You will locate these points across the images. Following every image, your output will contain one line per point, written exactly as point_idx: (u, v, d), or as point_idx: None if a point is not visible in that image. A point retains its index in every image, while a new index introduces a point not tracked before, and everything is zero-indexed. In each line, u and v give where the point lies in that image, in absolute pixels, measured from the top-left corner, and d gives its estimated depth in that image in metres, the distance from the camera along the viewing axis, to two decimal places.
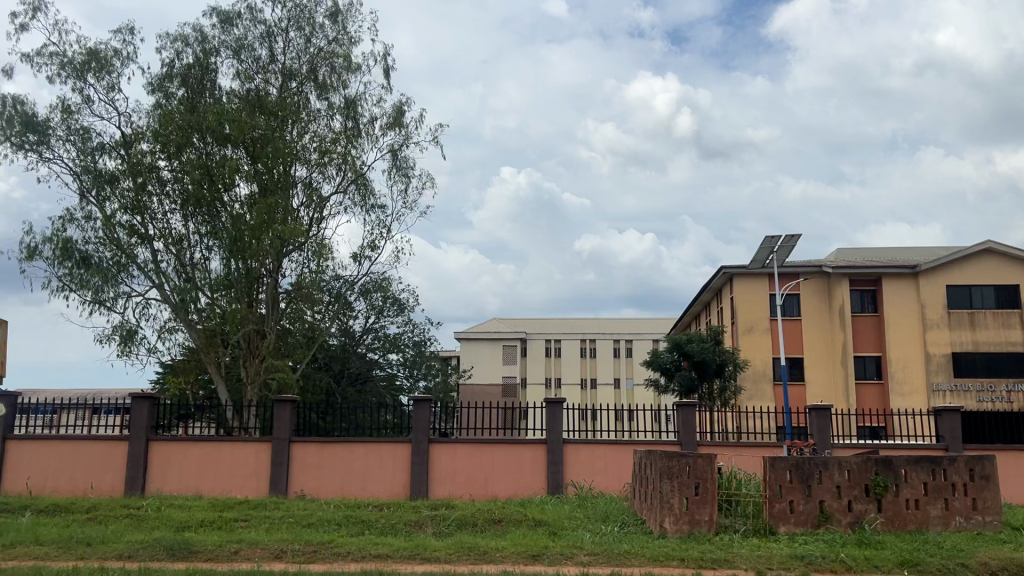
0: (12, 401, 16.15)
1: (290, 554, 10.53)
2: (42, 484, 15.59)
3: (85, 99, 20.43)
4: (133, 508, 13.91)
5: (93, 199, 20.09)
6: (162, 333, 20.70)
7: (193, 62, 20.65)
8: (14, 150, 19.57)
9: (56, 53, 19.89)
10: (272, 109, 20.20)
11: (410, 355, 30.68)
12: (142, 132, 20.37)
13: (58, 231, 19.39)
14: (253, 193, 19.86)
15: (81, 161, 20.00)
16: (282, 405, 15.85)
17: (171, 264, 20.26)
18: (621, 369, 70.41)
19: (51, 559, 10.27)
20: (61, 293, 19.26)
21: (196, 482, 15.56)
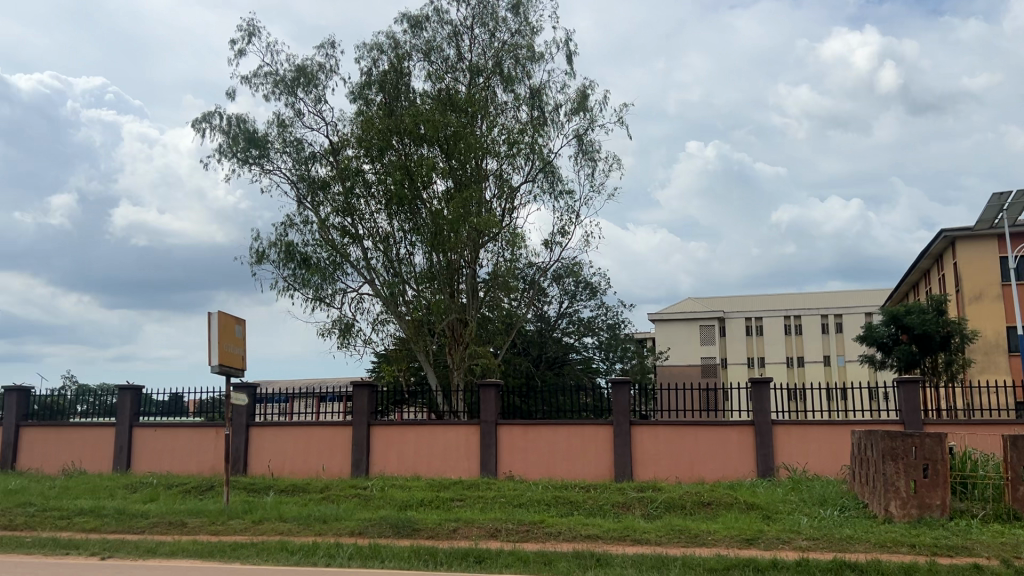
0: (252, 392, 17.89)
1: (505, 533, 10.93)
2: (281, 467, 17.15)
3: (296, 112, 22.14)
4: (361, 488, 15.03)
5: (309, 204, 21.80)
6: (375, 325, 22.10)
7: (388, 68, 21.77)
8: (241, 164, 21.60)
9: (270, 72, 21.70)
10: (462, 107, 20.89)
11: (606, 338, 30.77)
12: (347, 139, 21.80)
13: (281, 235, 21.23)
14: (449, 189, 20.67)
15: (298, 170, 21.79)
16: (487, 390, 16.45)
17: (380, 260, 21.53)
18: (831, 345, 66.62)
19: (294, 534, 11.32)
20: (288, 292, 21.09)
21: (413, 464, 16.51)
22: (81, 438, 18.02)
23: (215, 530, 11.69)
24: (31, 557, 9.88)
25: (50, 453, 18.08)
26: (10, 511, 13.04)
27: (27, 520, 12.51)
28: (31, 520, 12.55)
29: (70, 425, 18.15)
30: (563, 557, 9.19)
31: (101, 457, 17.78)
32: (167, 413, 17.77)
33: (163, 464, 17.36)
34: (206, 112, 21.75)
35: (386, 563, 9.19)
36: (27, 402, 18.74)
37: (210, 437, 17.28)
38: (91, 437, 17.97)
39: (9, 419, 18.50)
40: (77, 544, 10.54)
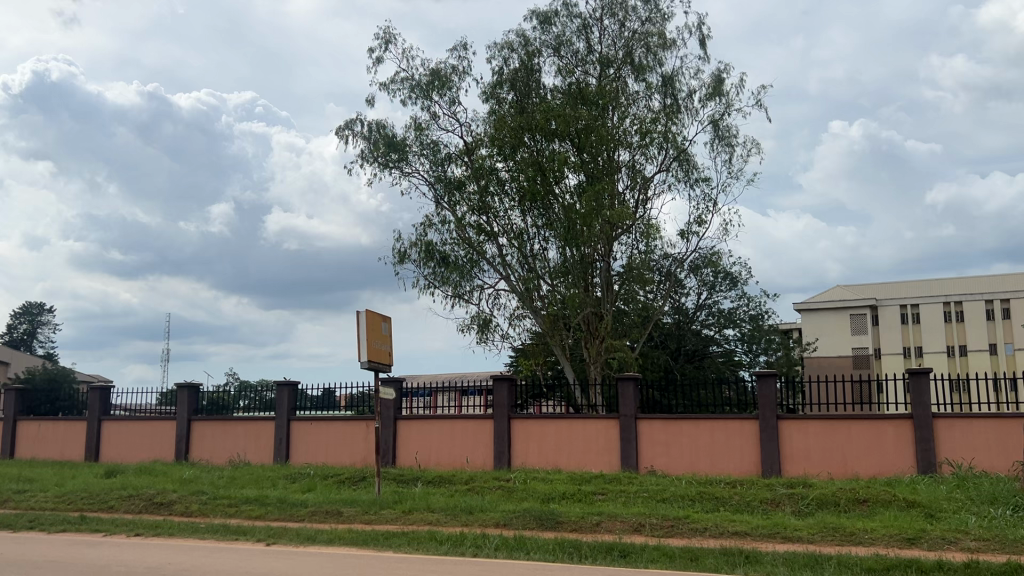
0: (398, 386, 18.56)
1: (649, 528, 10.85)
2: (427, 458, 17.70)
3: (432, 115, 22.75)
4: (504, 480, 15.30)
5: (446, 204, 22.35)
6: (512, 320, 22.43)
7: (519, 66, 22.00)
8: (381, 168, 22.43)
9: (406, 78, 22.41)
10: (593, 100, 20.82)
11: (748, 330, 29.86)
12: (481, 139, 22.19)
13: (421, 235, 21.90)
14: (581, 182, 20.65)
15: (435, 172, 22.40)
16: (626, 383, 16.34)
17: (515, 257, 21.79)
18: (998, 333, 61.96)
19: (442, 524, 11.68)
20: (428, 290, 21.74)
21: (555, 457, 16.65)
22: (244, 431, 19.26)
23: (368, 519, 12.23)
24: (207, 542, 10.69)
25: (217, 445, 19.42)
26: (186, 499, 14.15)
27: (201, 507, 13.53)
28: (204, 507, 13.57)
29: (235, 419, 19.42)
30: (711, 554, 9.00)
31: (262, 449, 18.96)
32: (319, 407, 18.77)
33: (318, 456, 18.31)
34: (348, 120, 22.71)
35: (531, 554, 9.33)
36: (196, 397, 20.10)
37: (360, 430, 18.11)
38: (253, 430, 19.19)
39: (182, 413, 19.87)
40: (245, 531, 11.31)
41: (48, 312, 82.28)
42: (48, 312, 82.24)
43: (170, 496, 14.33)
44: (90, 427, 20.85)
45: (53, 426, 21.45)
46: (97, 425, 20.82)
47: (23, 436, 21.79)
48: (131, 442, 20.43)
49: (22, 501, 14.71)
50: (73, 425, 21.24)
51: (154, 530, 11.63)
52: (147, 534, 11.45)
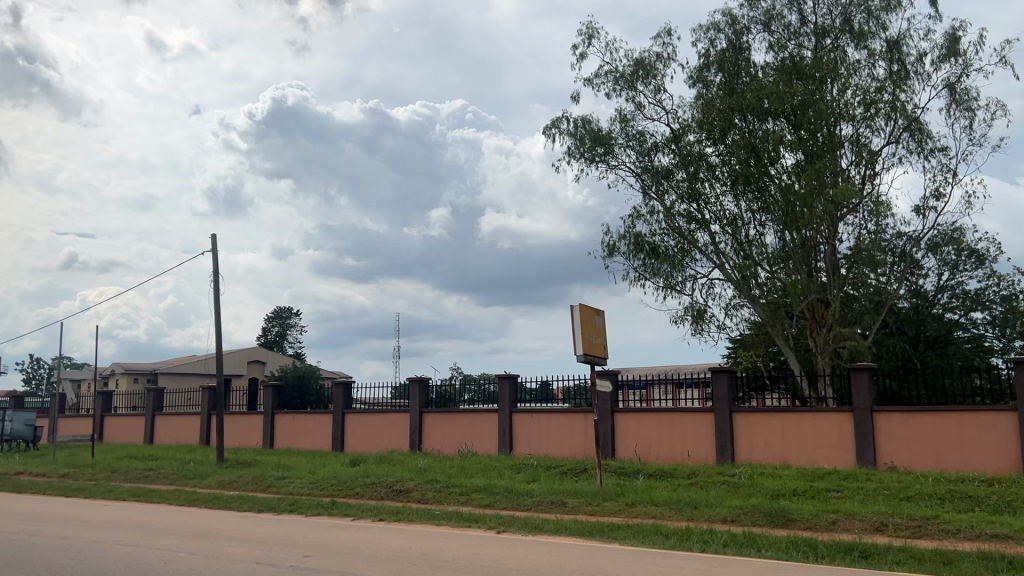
0: (615, 379, 18.60)
1: (893, 528, 10.09)
2: (647, 452, 17.57)
3: (637, 105, 22.56)
4: (729, 475, 14.86)
5: (654, 194, 22.07)
6: (728, 310, 21.75)
7: (726, 46, 21.27)
8: (588, 163, 22.57)
9: (610, 70, 22.37)
10: (809, 73, 19.67)
11: (1000, 313, 26.95)
12: (689, 124, 21.68)
13: (629, 227, 21.79)
14: (799, 162, 19.57)
15: (641, 162, 22.19)
16: (858, 374, 15.31)
17: (730, 244, 21.09)
18: None
19: (667, 518, 11.56)
20: (639, 282, 21.59)
21: (782, 452, 15.95)
22: (471, 423, 20.15)
23: (593, 511, 12.35)
24: (443, 528, 11.33)
25: (446, 436, 20.46)
26: (421, 487, 15.04)
27: (435, 495, 14.32)
28: (438, 495, 14.36)
29: (461, 411, 20.38)
30: (966, 558, 8.21)
31: (488, 440, 19.74)
32: (538, 400, 19.23)
33: (541, 447, 18.77)
34: (554, 118, 23.05)
35: (764, 551, 9.00)
36: (426, 391, 21.31)
37: (579, 423, 18.35)
38: (479, 422, 20.03)
39: (414, 406, 21.16)
40: (476, 518, 11.84)
41: (296, 316, 90.73)
42: (295, 316, 90.67)
43: (408, 484, 15.31)
44: (335, 420, 22.74)
45: (304, 418, 23.62)
46: (341, 418, 22.68)
47: (280, 427, 24.19)
48: (370, 433, 22.05)
49: (283, 486, 16.33)
50: (321, 418, 23.27)
51: (395, 516, 12.47)
52: (389, 519, 12.31)
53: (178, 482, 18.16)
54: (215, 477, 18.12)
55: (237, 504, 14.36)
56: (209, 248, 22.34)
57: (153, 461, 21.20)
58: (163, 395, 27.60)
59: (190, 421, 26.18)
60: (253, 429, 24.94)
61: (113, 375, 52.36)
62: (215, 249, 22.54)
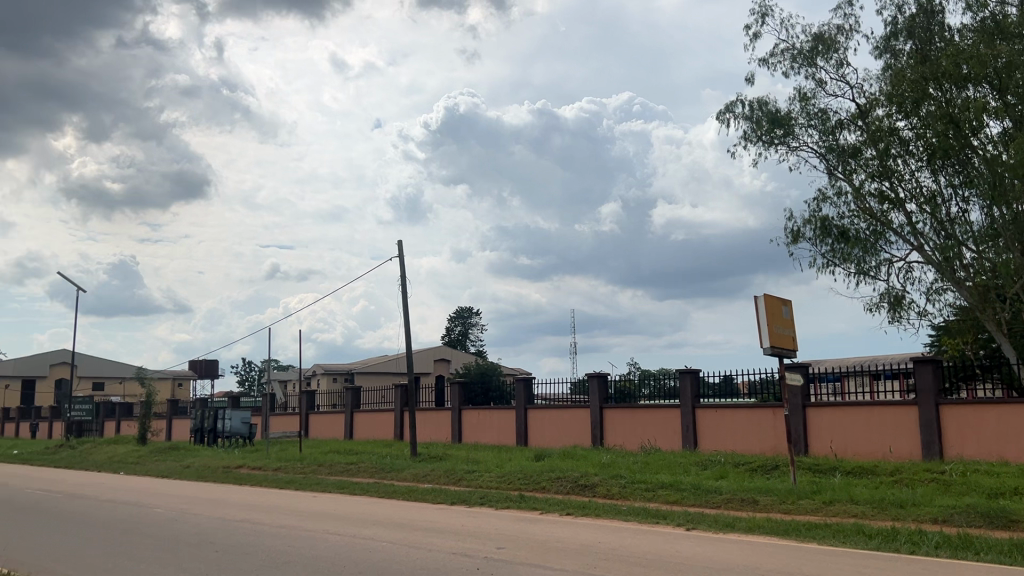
0: (804, 371, 17.79)
1: None
2: (844, 448, 16.65)
3: (818, 82, 21.41)
4: (937, 472, 13.80)
5: (841, 174, 20.86)
6: (930, 295, 20.17)
7: (917, 11, 19.75)
8: (767, 146, 21.67)
9: (787, 48, 21.35)
10: (1016, 32, 17.87)
11: None
12: (877, 98, 20.31)
13: (815, 211, 20.73)
14: (1007, 129, 17.83)
15: (825, 141, 21.04)
16: None
17: (929, 224, 19.57)
18: None
19: (870, 518, 10.90)
20: (828, 268, 20.49)
21: (999, 448, 14.59)
22: (654, 419, 19.94)
23: (787, 509, 11.87)
24: (631, 524, 11.32)
25: (629, 432, 20.36)
26: (607, 482, 15.08)
27: (622, 490, 14.32)
28: (624, 490, 14.33)
29: (641, 407, 20.23)
30: None
31: (671, 436, 19.45)
32: (722, 396, 18.86)
33: (727, 442, 18.26)
34: (729, 103, 22.32)
35: (982, 555, 8.29)
36: (606, 386, 21.31)
37: (767, 417, 17.71)
38: (661, 417, 19.80)
39: (595, 401, 21.22)
40: (664, 514, 11.71)
41: (476, 315, 93.52)
42: (476, 316, 93.48)
43: (593, 479, 15.39)
44: (518, 416, 23.24)
45: (489, 414, 24.32)
46: (524, 414, 23.14)
47: (467, 423, 25.05)
48: (553, 429, 22.34)
49: (472, 480, 16.91)
50: (505, 414, 23.86)
51: (583, 511, 12.58)
52: (577, 513, 12.46)
53: (376, 475, 19.26)
54: (410, 470, 19.05)
55: (431, 497, 15.03)
56: (395, 254, 23.53)
57: (354, 456, 22.58)
58: (359, 393, 29.34)
59: (385, 417, 27.66)
60: (442, 425, 25.96)
61: (315, 375, 56.28)
62: (401, 255, 23.70)
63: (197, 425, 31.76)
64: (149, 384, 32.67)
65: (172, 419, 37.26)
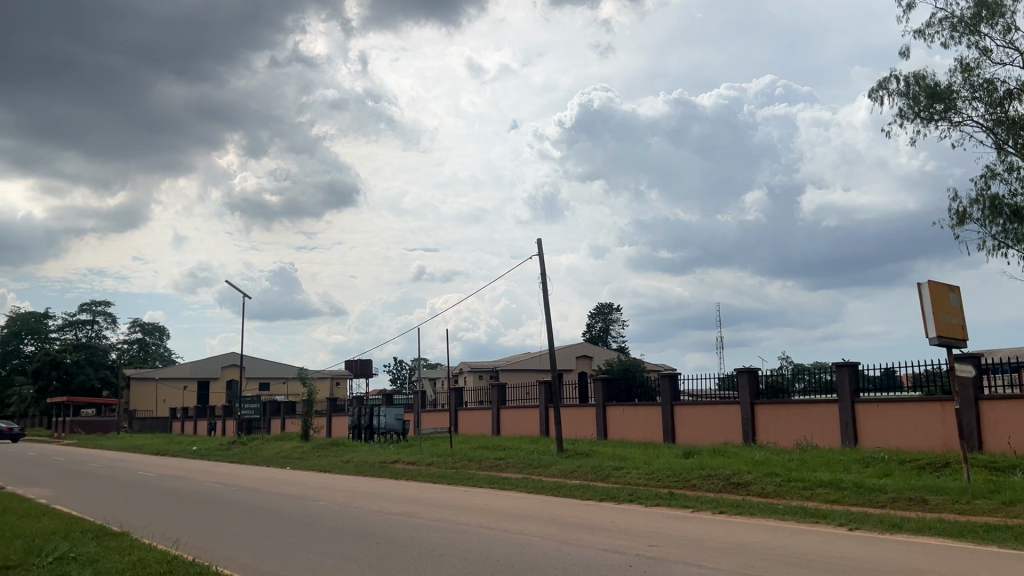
0: (976, 362, 16.59)
1: None
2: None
3: (983, 51, 19.87)
4: None
5: (1013, 149, 19.25)
6: None
7: None
8: (926, 123, 20.33)
9: (946, 17, 19.95)
10: None
11: None
12: None
13: (983, 190, 19.25)
14: None
15: (993, 114, 19.49)
16: None
17: None
18: None
19: None
20: (1000, 250, 18.99)
21: None
22: (809, 415, 19.15)
23: (961, 509, 11.11)
24: (789, 524, 10.91)
25: (782, 428, 19.65)
26: (762, 480, 14.61)
27: (776, 488, 13.85)
28: (780, 488, 13.85)
29: (794, 402, 19.52)
30: None
31: (829, 432, 18.60)
32: (883, 389, 17.89)
33: (891, 438, 17.28)
34: (881, 80, 21.10)
35: None
36: (756, 382, 20.72)
37: (935, 412, 16.64)
38: (816, 412, 19.00)
39: (745, 397, 20.63)
40: (824, 513, 11.23)
41: (618, 310, 93.06)
42: (617, 311, 93.03)
43: (747, 477, 14.95)
44: (665, 412, 22.93)
45: (634, 411, 24.13)
46: (670, 410, 22.81)
47: (612, 419, 24.95)
48: (701, 426, 21.89)
49: (621, 477, 16.82)
50: (651, 410, 23.60)
51: (736, 509, 12.26)
52: (731, 512, 12.14)
53: (525, 471, 19.51)
54: (557, 466, 19.17)
55: (580, 493, 15.07)
56: (535, 252, 23.77)
57: (502, 452, 22.97)
58: (505, 390, 29.84)
59: (531, 414, 27.98)
60: (588, 421, 25.98)
61: (463, 373, 57.76)
62: (541, 254, 23.95)
63: (354, 422, 33.29)
64: (309, 384, 34.54)
65: (331, 416, 39.25)
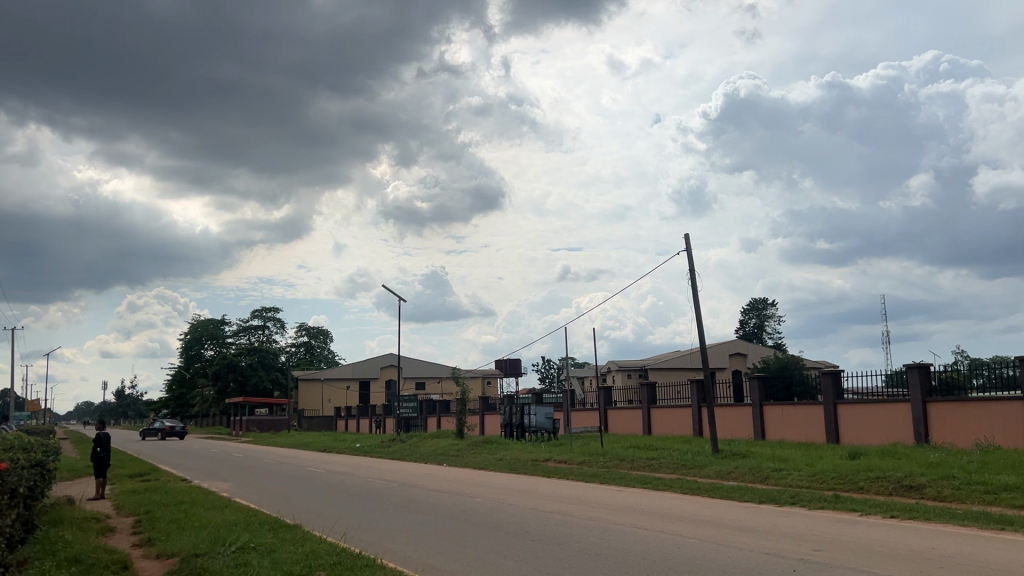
0: None
1: None
2: None
3: None
4: None
5: None
6: None
7: None
8: None
9: None
10: None
11: None
12: None
13: None
14: None
15: None
16: None
17: None
18: None
19: None
20: None
21: None
22: (989, 413, 17.75)
23: None
24: (969, 530, 10.15)
25: (959, 427, 18.29)
26: (937, 483, 13.68)
27: (954, 492, 12.93)
28: (959, 492, 12.91)
29: (972, 400, 18.17)
30: None
31: (1013, 432, 17.17)
32: None
33: None
34: None
35: None
36: (928, 378, 19.44)
37: None
38: (997, 410, 17.59)
39: (916, 395, 19.38)
40: (1010, 520, 10.38)
41: (772, 306, 89.67)
42: (772, 306, 89.66)
43: (921, 479, 14.04)
44: (827, 411, 21.91)
45: (794, 409, 23.17)
46: (833, 409, 21.77)
47: (770, 419, 24.08)
48: (867, 425, 20.76)
49: (780, 479, 16.23)
50: (812, 409, 22.59)
51: (910, 514, 11.52)
52: (902, 517, 11.43)
53: (679, 472, 19.18)
54: (713, 467, 18.73)
55: (738, 495, 14.66)
56: (683, 248, 23.35)
57: (655, 451, 22.69)
58: (656, 389, 29.43)
59: (684, 413, 27.47)
60: (744, 421, 25.19)
61: (612, 371, 57.56)
62: (689, 249, 23.49)
63: (506, 420, 33.84)
64: (462, 383, 35.38)
65: (484, 414, 40.07)
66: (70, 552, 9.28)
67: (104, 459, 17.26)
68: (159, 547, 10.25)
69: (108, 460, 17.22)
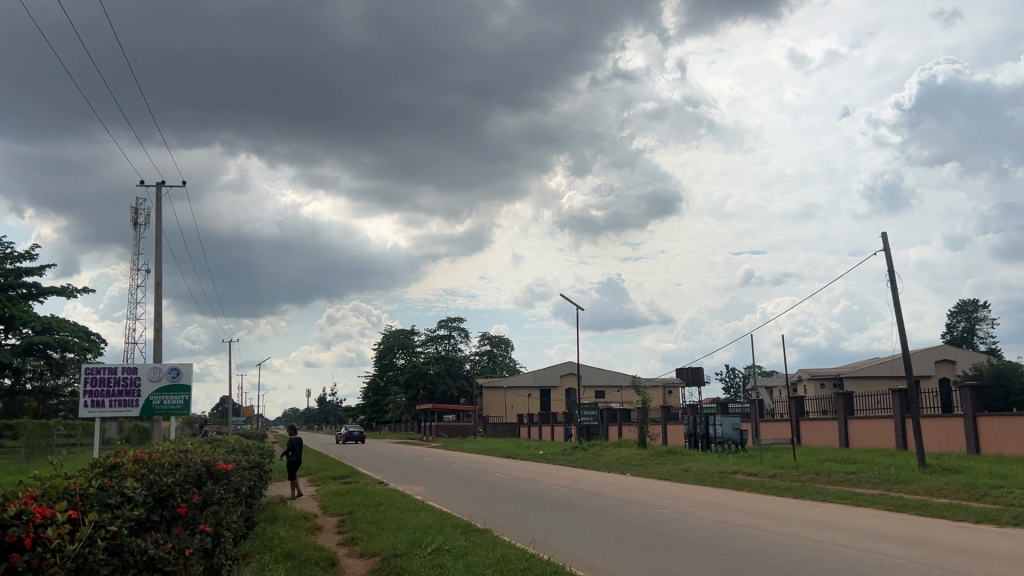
0: None
1: None
2: None
3: None
4: None
5: None
6: None
7: None
8: None
9: None
10: None
11: None
12: None
13: None
14: None
15: None
16: None
17: None
18: None
19: None
20: None
21: None
22: None
23: None
24: None
25: None
26: None
27: None
28: None
29: None
30: None
31: None
32: None
33: None
34: None
35: None
36: None
37: None
38: None
39: None
40: None
41: (984, 307, 82.03)
42: (983, 308, 82.03)
43: None
44: None
45: (1014, 421, 21.04)
46: None
47: (986, 432, 21.98)
48: None
49: (1001, 497, 14.76)
50: None
51: None
52: None
53: (882, 487, 17.90)
54: (920, 483, 17.34)
55: (951, 514, 13.48)
56: (881, 248, 21.89)
57: (854, 465, 21.32)
58: (853, 399, 27.70)
59: (886, 425, 25.66)
60: (955, 434, 23.15)
61: (802, 380, 54.97)
62: (887, 248, 21.96)
63: (690, 430, 33.05)
64: (643, 392, 34.91)
65: (666, 424, 39.36)
66: (285, 548, 10.05)
67: (297, 461, 18.50)
68: (362, 546, 10.87)
69: (298, 462, 18.49)
